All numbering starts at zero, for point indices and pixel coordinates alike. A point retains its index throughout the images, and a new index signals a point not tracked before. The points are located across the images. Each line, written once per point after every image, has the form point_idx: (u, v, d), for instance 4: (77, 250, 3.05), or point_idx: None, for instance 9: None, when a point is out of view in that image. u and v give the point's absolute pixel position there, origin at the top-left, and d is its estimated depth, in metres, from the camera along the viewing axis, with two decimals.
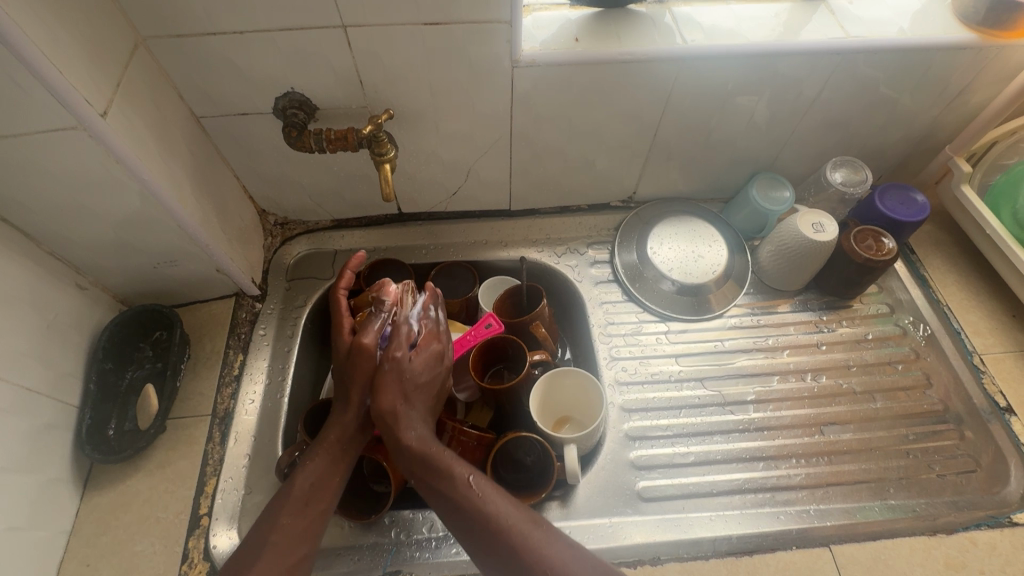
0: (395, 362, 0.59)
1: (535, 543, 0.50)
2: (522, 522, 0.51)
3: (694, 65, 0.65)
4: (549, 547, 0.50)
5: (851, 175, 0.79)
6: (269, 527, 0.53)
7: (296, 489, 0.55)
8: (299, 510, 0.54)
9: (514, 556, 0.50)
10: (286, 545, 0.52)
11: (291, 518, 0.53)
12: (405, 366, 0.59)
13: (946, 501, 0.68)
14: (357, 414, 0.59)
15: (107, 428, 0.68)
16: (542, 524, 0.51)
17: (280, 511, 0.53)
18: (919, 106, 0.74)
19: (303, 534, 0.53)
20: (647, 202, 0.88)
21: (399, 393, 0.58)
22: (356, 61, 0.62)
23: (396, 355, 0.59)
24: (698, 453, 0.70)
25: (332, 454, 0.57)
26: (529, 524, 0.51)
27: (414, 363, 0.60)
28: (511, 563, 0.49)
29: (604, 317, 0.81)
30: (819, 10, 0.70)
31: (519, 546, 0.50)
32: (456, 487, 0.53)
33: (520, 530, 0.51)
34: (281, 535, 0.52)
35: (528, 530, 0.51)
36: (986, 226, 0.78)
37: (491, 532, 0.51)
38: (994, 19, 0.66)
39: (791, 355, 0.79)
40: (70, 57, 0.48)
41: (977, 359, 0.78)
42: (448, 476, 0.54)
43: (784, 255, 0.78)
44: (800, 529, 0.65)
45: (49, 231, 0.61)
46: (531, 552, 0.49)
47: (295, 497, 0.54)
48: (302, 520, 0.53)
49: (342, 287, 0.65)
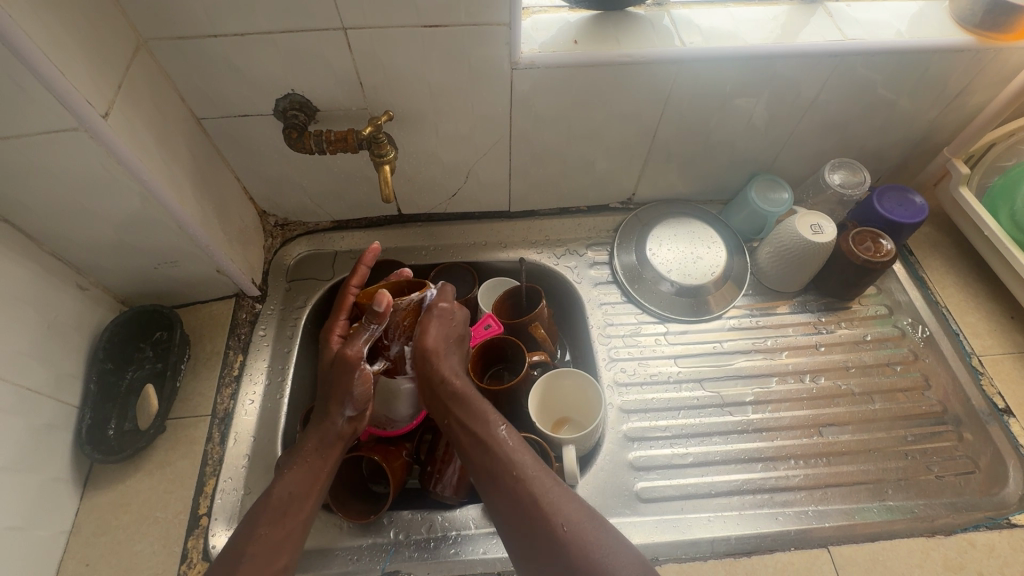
0: (442, 311, 0.66)
1: (554, 493, 0.53)
2: (543, 477, 0.55)
3: (692, 67, 0.66)
4: (565, 503, 0.53)
5: (850, 176, 0.79)
6: (246, 539, 0.52)
7: (273, 499, 0.55)
8: (277, 519, 0.53)
9: (532, 503, 0.53)
10: (265, 554, 0.52)
11: (271, 527, 0.53)
12: (452, 319, 0.66)
13: (945, 502, 0.68)
14: (335, 425, 0.59)
15: (107, 428, 0.68)
16: (561, 483, 0.55)
17: (258, 521, 0.53)
18: (917, 108, 0.74)
19: (282, 544, 0.53)
20: (646, 203, 0.88)
21: (443, 340, 0.65)
22: (356, 63, 0.62)
23: (444, 307, 0.66)
24: (697, 454, 0.71)
25: (311, 463, 0.57)
26: (548, 480, 0.55)
27: (455, 317, 0.67)
28: (529, 507, 0.53)
29: (603, 318, 0.81)
30: (818, 12, 0.70)
31: (538, 493, 0.53)
32: (489, 431, 0.58)
33: (541, 480, 0.54)
34: (258, 546, 0.52)
35: (549, 483, 0.54)
36: (986, 228, 0.78)
37: (514, 478, 0.54)
38: (991, 23, 0.66)
39: (790, 357, 0.79)
40: (72, 60, 0.49)
41: (976, 360, 0.78)
42: (482, 420, 0.59)
43: (783, 256, 0.78)
44: (799, 530, 0.65)
45: (51, 232, 0.62)
46: (550, 502, 0.53)
47: (272, 506, 0.54)
48: (280, 529, 0.53)
49: (353, 285, 0.67)
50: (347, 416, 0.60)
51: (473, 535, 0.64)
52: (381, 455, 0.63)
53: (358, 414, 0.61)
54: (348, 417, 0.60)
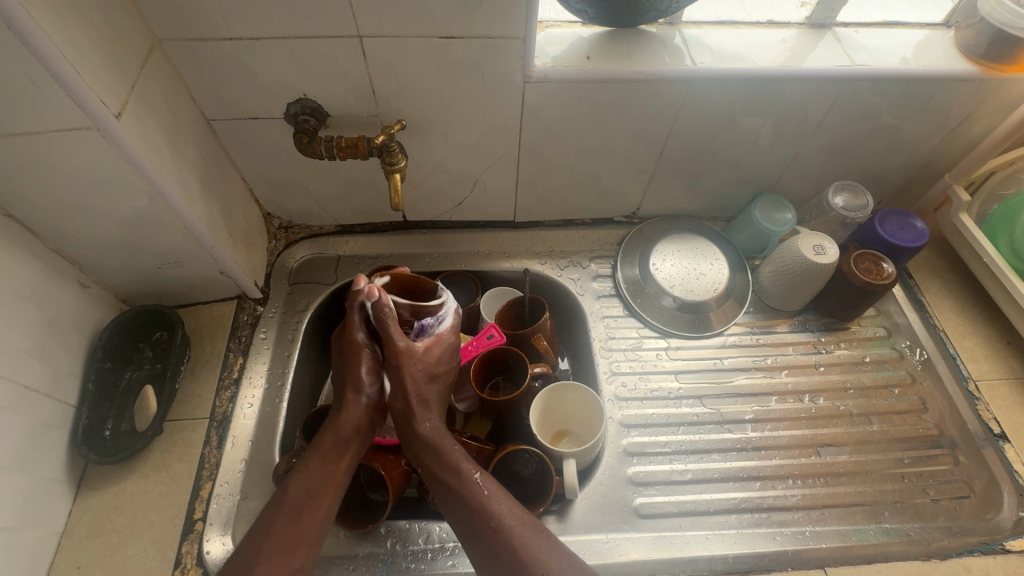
0: (408, 353, 0.60)
1: (531, 547, 0.53)
2: (521, 527, 0.54)
3: (701, 86, 0.66)
4: (546, 549, 0.53)
5: (852, 200, 0.80)
6: (263, 537, 0.53)
7: (291, 499, 0.55)
8: (292, 521, 0.54)
9: (511, 554, 0.53)
10: (284, 555, 0.52)
11: (288, 530, 0.53)
12: (430, 356, 0.62)
13: (940, 526, 0.69)
14: (357, 414, 0.59)
15: (103, 428, 0.67)
16: (539, 531, 0.55)
17: (273, 521, 0.54)
18: (920, 134, 0.76)
19: (303, 544, 0.53)
20: (650, 218, 0.89)
21: (423, 376, 0.61)
22: (369, 71, 0.62)
23: (411, 349, 0.60)
24: (695, 471, 0.71)
25: (328, 461, 0.57)
26: (532, 530, 0.55)
27: (427, 355, 0.62)
28: (508, 559, 0.53)
29: (605, 331, 0.81)
30: (825, 36, 0.71)
31: (516, 546, 0.53)
32: (464, 481, 0.57)
33: (520, 524, 0.55)
34: (275, 546, 0.52)
35: (528, 536, 0.54)
36: (984, 254, 0.79)
37: (491, 530, 0.54)
38: (995, 54, 0.67)
39: (789, 375, 0.79)
40: (89, 59, 0.49)
41: (973, 385, 0.79)
42: (455, 470, 0.57)
43: (784, 276, 0.79)
44: (796, 550, 0.65)
45: (56, 229, 0.61)
46: (530, 555, 0.53)
47: (287, 507, 0.54)
48: (295, 527, 0.54)
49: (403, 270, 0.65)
50: (362, 401, 0.60)
51: None
52: (380, 463, 0.62)
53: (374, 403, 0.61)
54: (364, 402, 0.60)
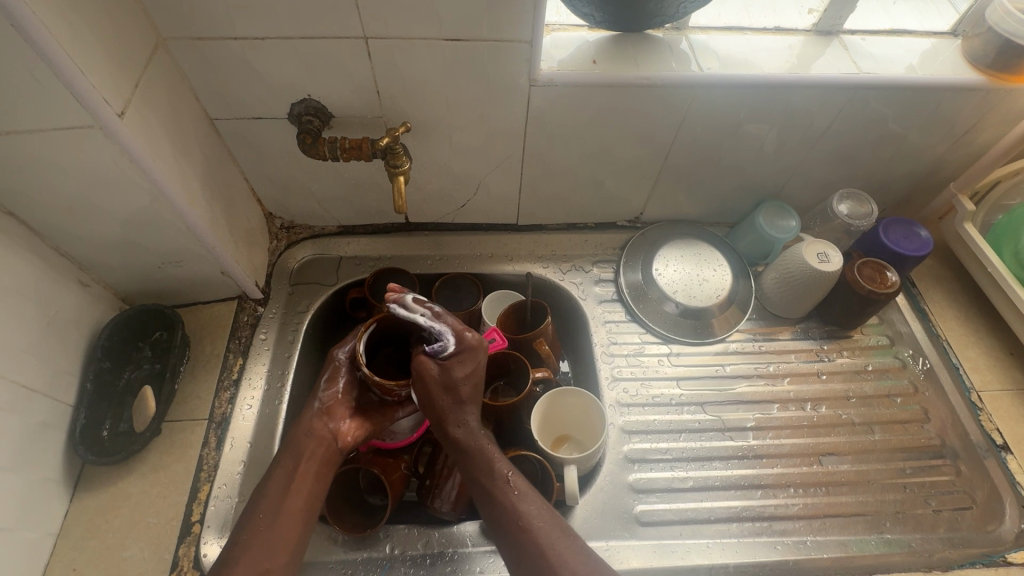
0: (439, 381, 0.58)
1: (559, 548, 0.52)
2: (551, 528, 0.54)
3: (706, 93, 0.66)
4: (574, 547, 0.53)
5: (857, 207, 0.80)
6: (236, 547, 0.53)
7: (256, 507, 0.56)
8: (261, 527, 0.54)
9: (540, 554, 0.52)
10: (253, 559, 0.53)
11: (253, 536, 0.54)
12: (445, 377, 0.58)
13: (941, 537, 0.68)
14: (311, 422, 0.61)
15: (101, 428, 0.67)
16: (568, 533, 0.54)
17: (245, 529, 0.54)
18: (926, 142, 0.75)
19: (271, 547, 0.54)
20: (654, 223, 0.88)
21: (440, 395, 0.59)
22: (374, 72, 0.62)
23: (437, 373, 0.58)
24: (697, 478, 0.70)
25: (286, 467, 0.58)
26: (558, 532, 0.54)
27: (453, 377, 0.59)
28: (536, 561, 0.52)
29: (607, 336, 0.81)
30: (833, 43, 0.70)
31: (544, 547, 0.53)
32: (497, 481, 0.57)
33: (552, 525, 0.54)
34: (244, 553, 0.53)
35: (558, 538, 0.53)
36: (988, 264, 0.79)
37: (521, 529, 0.54)
38: (1002, 64, 0.66)
39: (791, 383, 0.79)
40: (93, 57, 0.48)
41: (975, 396, 0.78)
42: (489, 472, 0.57)
43: (788, 283, 0.79)
44: (796, 560, 0.65)
45: (57, 227, 0.61)
46: (557, 556, 0.52)
47: (254, 515, 0.55)
48: (264, 534, 0.54)
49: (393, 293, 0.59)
50: (315, 409, 0.62)
51: (470, 553, 0.63)
52: (380, 468, 0.62)
53: (326, 411, 0.62)
54: (316, 408, 0.62)
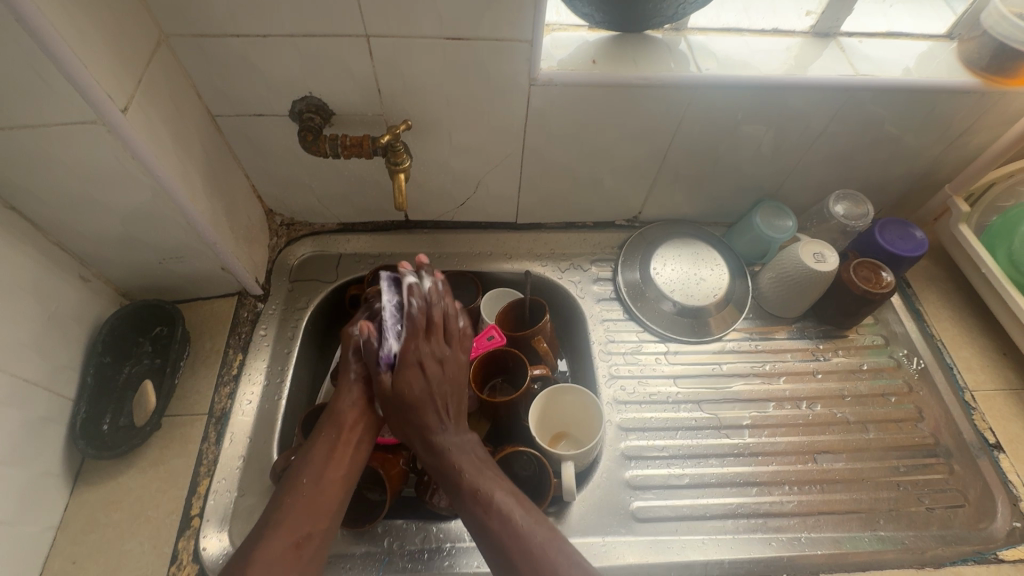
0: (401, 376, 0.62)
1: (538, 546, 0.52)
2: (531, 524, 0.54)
3: (704, 94, 0.67)
4: (549, 545, 0.52)
5: (852, 208, 0.80)
6: (276, 511, 0.55)
7: (294, 474, 0.57)
8: (299, 493, 0.56)
9: (519, 550, 0.52)
10: (295, 521, 0.54)
11: (295, 498, 0.55)
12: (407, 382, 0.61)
13: (934, 534, 0.69)
14: (347, 392, 0.64)
15: (101, 423, 0.67)
16: (549, 528, 0.54)
17: (283, 494, 0.56)
18: (921, 144, 0.76)
19: (312, 513, 0.55)
20: (652, 223, 0.89)
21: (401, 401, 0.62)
22: (375, 70, 0.62)
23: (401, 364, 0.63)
24: (693, 475, 0.71)
25: (326, 434, 0.60)
26: (537, 527, 0.54)
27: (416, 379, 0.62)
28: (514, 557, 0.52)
29: (604, 334, 0.81)
30: (830, 46, 0.71)
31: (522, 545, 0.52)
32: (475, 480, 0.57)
33: (527, 533, 0.53)
34: (288, 514, 0.54)
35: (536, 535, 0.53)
36: (982, 265, 0.80)
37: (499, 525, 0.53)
38: (997, 67, 0.67)
39: (787, 382, 0.80)
40: (97, 53, 0.49)
41: (969, 395, 0.79)
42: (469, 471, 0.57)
43: (784, 282, 0.79)
44: (791, 556, 0.66)
45: (59, 221, 0.61)
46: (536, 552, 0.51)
47: (290, 482, 0.57)
48: (304, 499, 0.55)
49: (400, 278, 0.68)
50: (350, 379, 0.65)
51: (469, 548, 0.64)
52: (378, 462, 0.63)
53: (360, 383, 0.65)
54: (351, 379, 0.65)
